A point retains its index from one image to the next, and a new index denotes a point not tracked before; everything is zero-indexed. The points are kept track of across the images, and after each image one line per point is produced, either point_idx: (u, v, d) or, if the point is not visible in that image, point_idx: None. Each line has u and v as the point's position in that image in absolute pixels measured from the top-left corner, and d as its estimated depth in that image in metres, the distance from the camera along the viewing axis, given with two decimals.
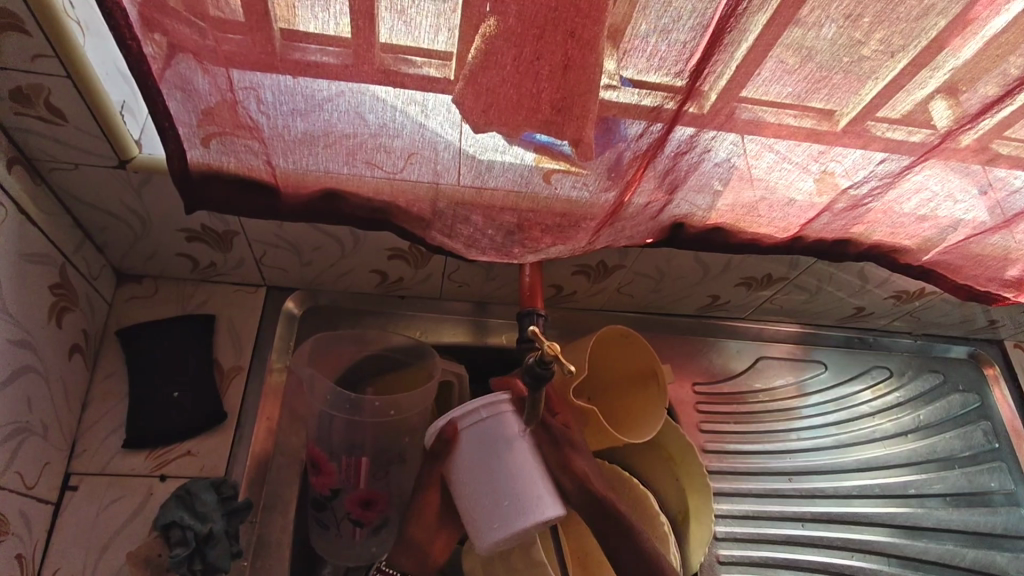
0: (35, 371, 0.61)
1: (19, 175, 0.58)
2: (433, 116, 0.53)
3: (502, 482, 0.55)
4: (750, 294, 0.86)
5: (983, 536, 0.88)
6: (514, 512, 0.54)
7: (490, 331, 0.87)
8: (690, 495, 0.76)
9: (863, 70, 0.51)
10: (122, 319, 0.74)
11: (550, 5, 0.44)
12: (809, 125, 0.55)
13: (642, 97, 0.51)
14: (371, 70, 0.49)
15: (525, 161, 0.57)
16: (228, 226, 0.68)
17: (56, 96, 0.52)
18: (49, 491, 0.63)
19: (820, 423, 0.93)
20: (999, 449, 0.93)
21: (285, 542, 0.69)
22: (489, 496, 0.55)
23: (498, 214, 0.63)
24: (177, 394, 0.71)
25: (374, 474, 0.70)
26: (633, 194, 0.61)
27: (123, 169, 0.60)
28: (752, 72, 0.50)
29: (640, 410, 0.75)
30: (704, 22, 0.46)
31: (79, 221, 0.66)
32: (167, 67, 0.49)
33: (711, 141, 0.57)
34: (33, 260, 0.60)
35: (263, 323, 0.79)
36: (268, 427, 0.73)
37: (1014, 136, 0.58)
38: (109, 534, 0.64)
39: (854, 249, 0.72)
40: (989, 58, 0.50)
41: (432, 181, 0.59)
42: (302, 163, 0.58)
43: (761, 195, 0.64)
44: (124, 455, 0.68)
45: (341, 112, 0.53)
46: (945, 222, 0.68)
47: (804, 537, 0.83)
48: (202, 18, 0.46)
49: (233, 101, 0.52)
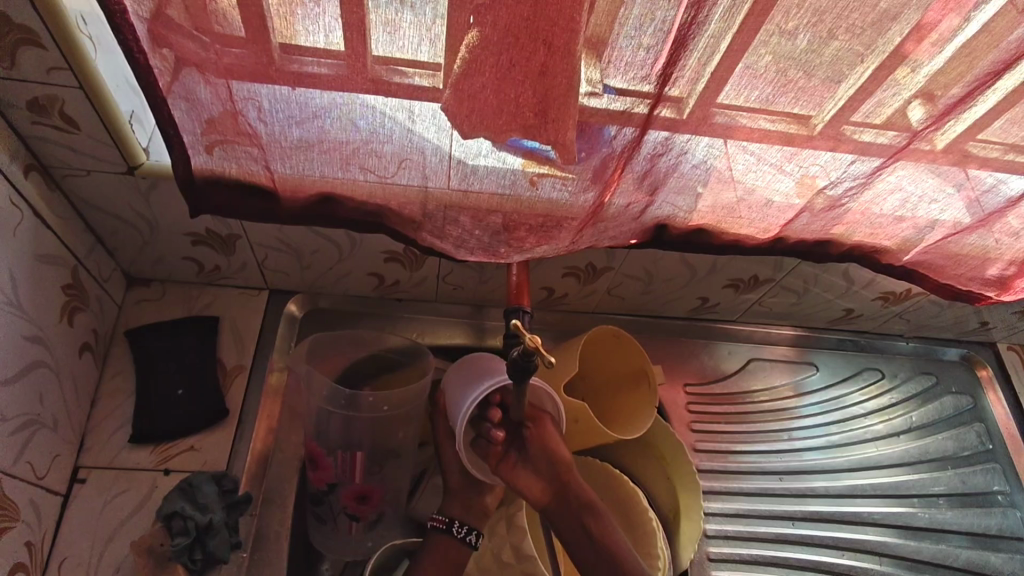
0: (47, 367, 0.64)
1: (36, 181, 0.62)
2: (420, 121, 0.56)
3: (457, 393, 0.66)
4: (738, 295, 0.87)
5: (978, 536, 0.88)
6: (457, 384, 0.67)
7: (487, 334, 0.89)
8: (681, 493, 0.78)
9: (829, 76, 0.53)
10: (131, 320, 0.78)
11: (525, 15, 0.47)
12: (783, 127, 0.58)
13: (615, 102, 0.54)
14: (362, 80, 0.53)
15: (510, 165, 0.60)
16: (231, 229, 0.72)
17: (70, 106, 0.56)
18: (59, 483, 0.66)
19: (814, 425, 0.93)
20: (993, 451, 0.94)
21: (283, 535, 0.72)
22: (460, 387, 0.66)
23: (485, 216, 0.66)
24: (182, 393, 0.74)
25: (369, 469, 0.72)
26: (612, 194, 0.64)
27: (133, 175, 0.64)
28: (724, 78, 0.53)
29: (632, 407, 0.76)
30: (668, 29, 0.49)
31: (91, 226, 0.70)
32: (174, 80, 0.53)
33: (686, 144, 0.59)
34: (47, 261, 0.64)
35: (264, 325, 0.82)
36: (267, 424, 0.76)
37: (985, 137, 0.60)
38: (115, 523, 0.66)
39: (836, 250, 0.74)
40: (948, 65, 0.53)
41: (421, 184, 0.62)
42: (299, 167, 0.61)
43: (741, 196, 0.66)
44: (130, 449, 0.71)
45: (334, 119, 0.56)
46: (923, 222, 0.70)
47: (795, 535, 0.84)
48: (204, 32, 0.50)
49: (234, 110, 0.56)
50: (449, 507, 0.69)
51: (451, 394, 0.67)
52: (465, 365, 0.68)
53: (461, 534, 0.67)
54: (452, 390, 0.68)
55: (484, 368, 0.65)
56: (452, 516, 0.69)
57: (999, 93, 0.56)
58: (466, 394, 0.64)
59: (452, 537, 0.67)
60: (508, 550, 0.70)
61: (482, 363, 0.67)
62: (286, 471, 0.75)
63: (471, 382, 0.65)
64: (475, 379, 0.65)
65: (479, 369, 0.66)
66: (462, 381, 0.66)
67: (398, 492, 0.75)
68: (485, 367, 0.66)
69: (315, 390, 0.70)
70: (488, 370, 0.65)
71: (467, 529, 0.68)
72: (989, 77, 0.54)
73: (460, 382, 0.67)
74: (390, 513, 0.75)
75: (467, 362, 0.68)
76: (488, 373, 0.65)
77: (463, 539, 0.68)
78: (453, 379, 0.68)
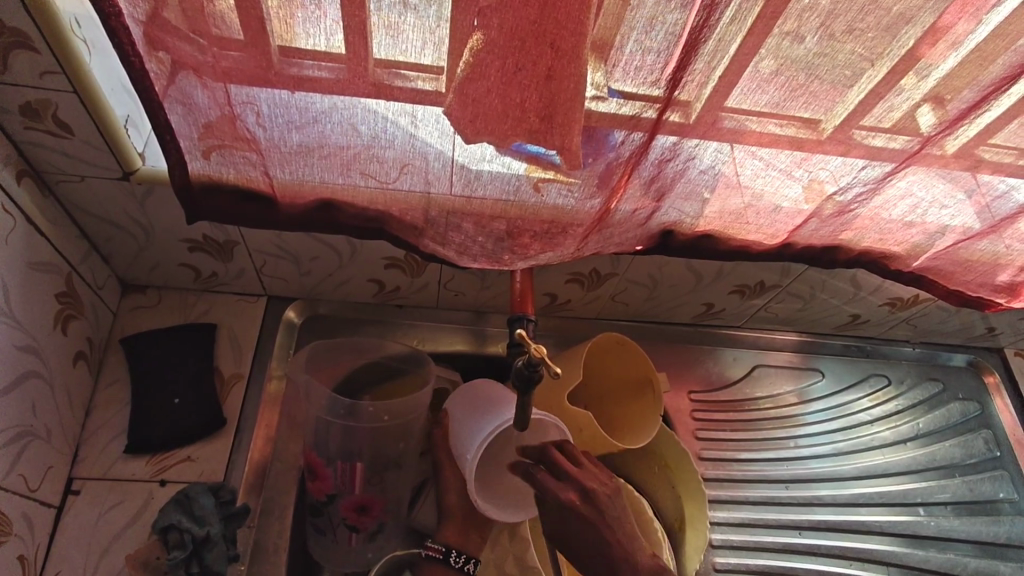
0: (40, 377, 0.63)
1: (28, 187, 0.61)
2: (423, 125, 0.55)
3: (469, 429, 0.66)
4: (744, 301, 0.86)
5: (986, 545, 0.87)
6: (471, 419, 0.66)
7: (489, 340, 0.87)
8: (686, 504, 0.77)
9: (840, 81, 0.52)
10: (126, 328, 0.76)
11: (530, 18, 0.46)
12: (793, 132, 0.57)
13: (622, 106, 0.53)
14: (363, 84, 0.51)
15: (514, 170, 0.58)
16: (228, 235, 0.70)
17: (62, 110, 0.55)
18: (52, 495, 0.64)
19: (819, 432, 0.92)
20: (1000, 458, 0.92)
21: (282, 547, 0.70)
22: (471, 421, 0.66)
23: (489, 222, 0.64)
24: (178, 401, 0.72)
25: (369, 479, 0.70)
26: (618, 200, 0.62)
27: (128, 181, 0.62)
28: (733, 82, 0.51)
29: (637, 417, 0.75)
30: (678, 32, 0.47)
31: (85, 232, 0.68)
32: (170, 84, 0.52)
33: (694, 149, 0.58)
34: (40, 268, 0.62)
35: (263, 332, 0.80)
36: (266, 434, 0.75)
37: (998, 142, 0.59)
38: (110, 537, 0.65)
39: (844, 255, 0.73)
40: (962, 70, 0.52)
41: (423, 189, 0.61)
42: (298, 173, 0.60)
43: (748, 201, 0.65)
44: (126, 459, 0.69)
45: (334, 124, 0.55)
46: (933, 228, 0.69)
47: (801, 545, 0.83)
48: (201, 35, 0.49)
49: (232, 115, 0.54)
50: (445, 530, 0.66)
51: (461, 431, 0.67)
52: (477, 400, 0.67)
53: (460, 564, 0.65)
54: (463, 423, 0.67)
55: (491, 404, 0.66)
56: (448, 544, 0.66)
57: (1013, 97, 0.55)
58: (478, 432, 0.64)
59: (449, 567, 0.64)
60: (511, 561, 0.71)
61: (488, 399, 0.67)
62: (285, 482, 0.73)
63: (483, 410, 0.66)
64: (480, 418, 0.65)
65: (485, 398, 0.67)
66: (470, 412, 0.67)
67: (399, 502, 0.74)
68: (493, 405, 0.65)
69: (314, 399, 0.68)
70: (494, 405, 0.65)
71: (466, 558, 0.65)
72: (1004, 81, 0.53)
73: (467, 415, 0.67)
74: (391, 524, 0.74)
75: (476, 398, 0.67)
76: (495, 413, 0.64)
77: (461, 568, 0.65)
78: (463, 411, 0.68)
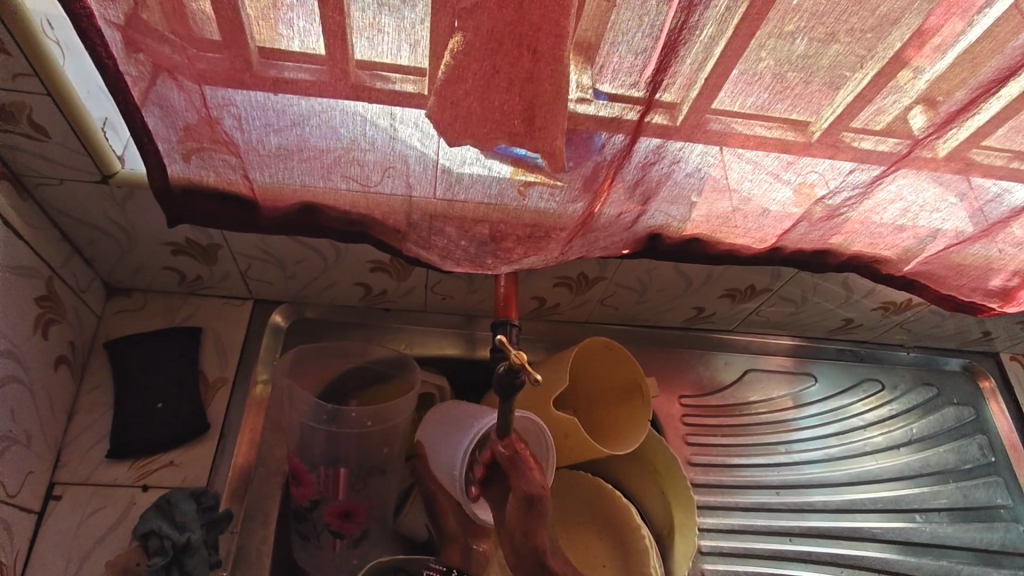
0: (19, 381, 0.62)
1: (7, 191, 0.60)
2: (402, 128, 0.54)
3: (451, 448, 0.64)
4: (735, 305, 0.85)
5: (980, 552, 0.86)
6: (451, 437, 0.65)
7: (478, 344, 0.87)
8: (675, 509, 0.75)
9: (827, 83, 0.51)
10: (111, 331, 0.76)
11: (508, 19, 0.45)
12: (780, 135, 0.56)
13: (603, 109, 0.52)
14: (342, 86, 0.51)
15: (497, 173, 0.58)
16: (211, 238, 0.70)
17: (38, 113, 0.54)
18: (32, 500, 0.64)
19: (812, 437, 0.91)
20: (995, 463, 0.92)
21: (264, 553, 0.69)
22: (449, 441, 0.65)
23: (472, 226, 0.63)
24: (161, 406, 0.72)
25: (353, 485, 0.70)
26: (603, 204, 0.62)
27: (107, 184, 0.62)
28: (719, 83, 0.51)
29: (626, 420, 0.74)
30: (657, 33, 0.47)
31: (66, 235, 0.68)
32: (148, 86, 0.51)
33: (679, 152, 0.57)
34: (19, 272, 0.62)
35: (248, 336, 0.80)
36: (250, 439, 0.74)
37: (990, 145, 0.58)
38: (90, 542, 0.64)
39: (834, 259, 0.72)
40: (951, 72, 0.51)
41: (405, 192, 0.60)
42: (278, 176, 0.59)
43: (736, 205, 0.64)
44: (108, 464, 0.69)
45: (313, 127, 0.54)
46: (925, 232, 0.68)
47: (792, 552, 0.82)
48: (177, 35, 0.48)
49: (210, 118, 0.54)
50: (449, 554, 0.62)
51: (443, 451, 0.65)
52: (448, 418, 0.67)
53: None
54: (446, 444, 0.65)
55: (462, 418, 0.65)
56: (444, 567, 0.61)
57: (1003, 100, 0.54)
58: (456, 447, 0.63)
59: None
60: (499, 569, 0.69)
61: (460, 414, 0.66)
62: (269, 487, 0.73)
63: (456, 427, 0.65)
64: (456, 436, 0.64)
65: (459, 414, 0.66)
66: (448, 431, 0.65)
67: (384, 508, 0.74)
68: (465, 420, 0.65)
69: (298, 404, 0.68)
70: (465, 419, 0.65)
71: None
72: (994, 84, 0.52)
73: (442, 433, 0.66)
74: (376, 530, 0.73)
75: (455, 418, 0.66)
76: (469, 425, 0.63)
77: None
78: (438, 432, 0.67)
